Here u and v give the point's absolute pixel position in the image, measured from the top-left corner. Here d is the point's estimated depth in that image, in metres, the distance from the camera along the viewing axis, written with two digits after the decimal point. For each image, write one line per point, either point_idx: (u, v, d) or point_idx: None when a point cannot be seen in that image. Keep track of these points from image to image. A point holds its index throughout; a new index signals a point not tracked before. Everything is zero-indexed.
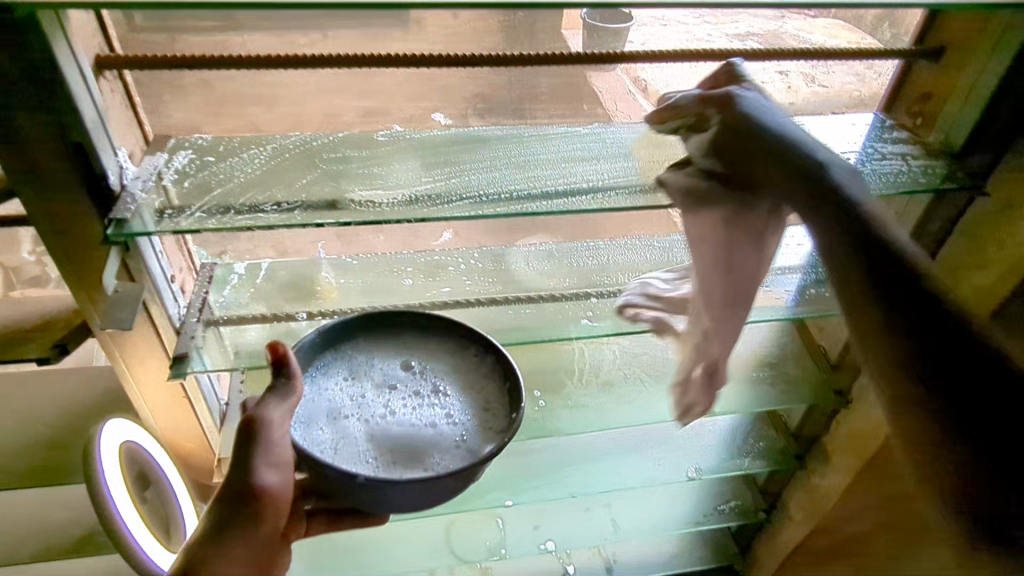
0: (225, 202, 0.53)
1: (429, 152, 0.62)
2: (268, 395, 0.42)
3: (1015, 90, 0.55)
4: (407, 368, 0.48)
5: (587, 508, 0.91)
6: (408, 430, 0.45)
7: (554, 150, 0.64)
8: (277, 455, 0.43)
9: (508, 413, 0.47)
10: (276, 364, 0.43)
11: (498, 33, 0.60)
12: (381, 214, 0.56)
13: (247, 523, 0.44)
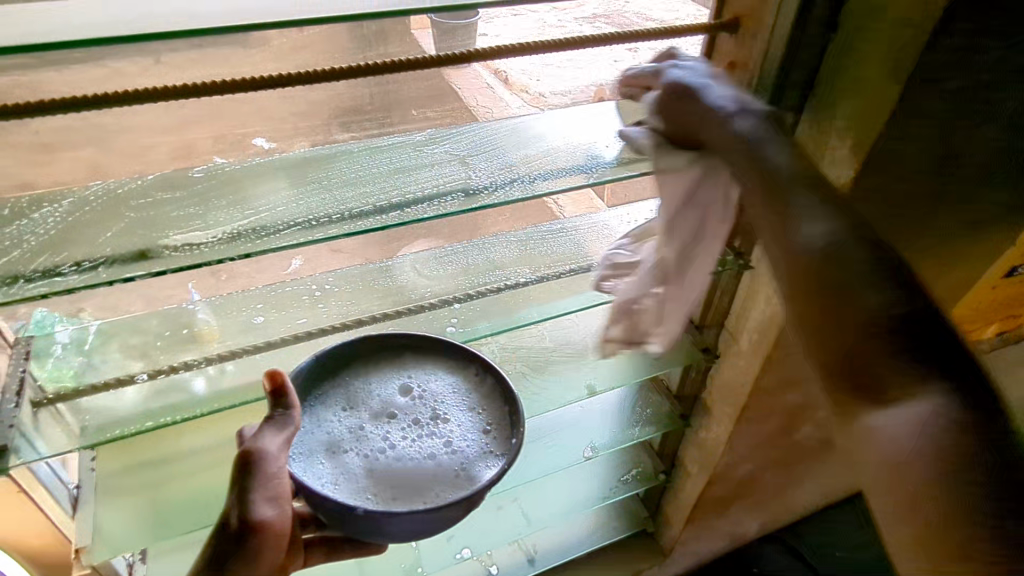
0: (13, 272, 0.43)
1: (248, 181, 0.53)
2: (265, 425, 0.44)
3: (802, 53, 0.58)
4: (406, 395, 0.52)
5: (498, 506, 0.94)
6: (409, 460, 0.48)
7: (389, 161, 0.56)
8: (275, 488, 0.44)
9: (508, 437, 0.49)
10: (275, 396, 0.45)
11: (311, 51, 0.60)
12: (189, 261, 0.45)
13: (246, 561, 0.44)
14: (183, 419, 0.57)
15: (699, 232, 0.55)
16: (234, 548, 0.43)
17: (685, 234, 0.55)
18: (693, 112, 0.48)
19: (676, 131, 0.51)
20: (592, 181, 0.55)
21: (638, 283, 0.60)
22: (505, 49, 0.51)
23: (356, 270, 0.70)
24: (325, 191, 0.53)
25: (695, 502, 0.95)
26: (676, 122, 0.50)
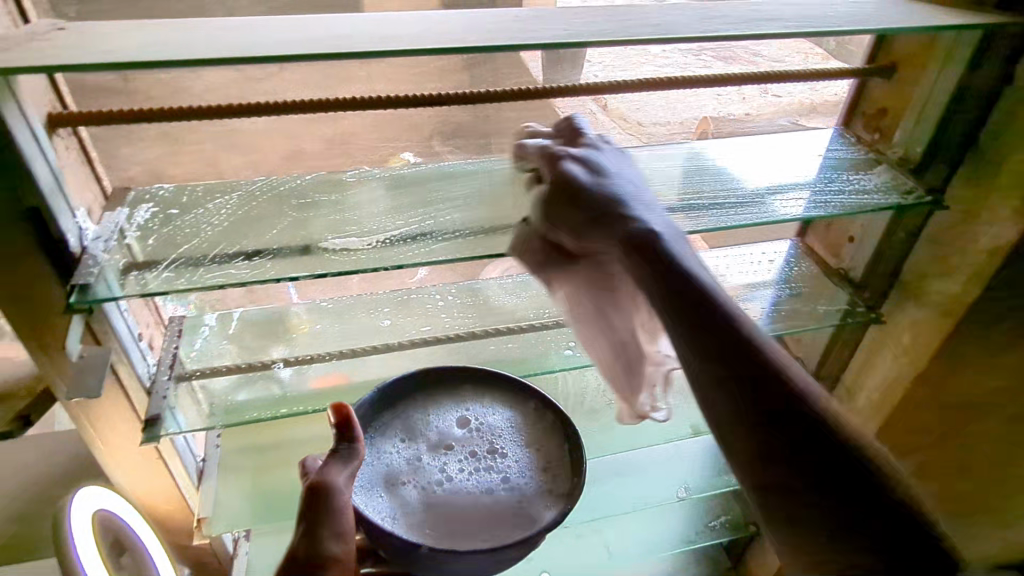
0: (194, 258, 0.49)
1: (398, 189, 0.57)
2: (332, 458, 0.45)
3: (967, 107, 0.56)
4: (463, 427, 0.54)
5: (579, 534, 0.92)
6: (464, 494, 0.50)
7: (528, 183, 0.58)
8: (343, 523, 0.42)
9: (569, 476, 0.51)
10: (340, 429, 0.45)
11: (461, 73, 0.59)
12: (346, 265, 0.49)
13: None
14: (307, 411, 0.60)
15: (612, 327, 0.49)
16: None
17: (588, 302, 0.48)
18: (576, 213, 0.43)
19: (561, 214, 0.43)
20: (690, 227, 0.56)
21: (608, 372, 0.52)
22: (630, 86, 0.55)
23: (477, 285, 0.71)
24: (467, 209, 0.55)
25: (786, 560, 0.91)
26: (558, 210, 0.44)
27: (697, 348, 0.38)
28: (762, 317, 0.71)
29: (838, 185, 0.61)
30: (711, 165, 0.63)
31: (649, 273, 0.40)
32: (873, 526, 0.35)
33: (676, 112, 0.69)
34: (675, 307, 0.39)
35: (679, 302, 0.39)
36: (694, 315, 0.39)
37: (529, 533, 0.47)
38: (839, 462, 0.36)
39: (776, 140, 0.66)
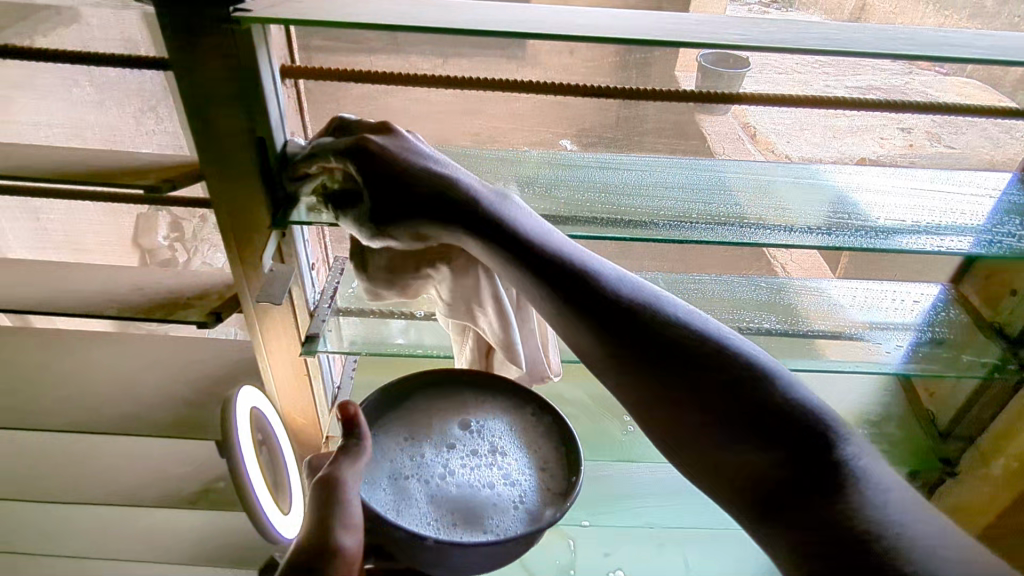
0: None
1: (552, 171, 0.63)
2: (341, 457, 0.45)
3: None
4: (464, 427, 0.53)
5: (660, 543, 0.92)
6: (467, 493, 0.49)
7: (678, 179, 0.63)
8: (352, 517, 0.42)
9: (566, 475, 0.50)
10: (347, 427, 0.46)
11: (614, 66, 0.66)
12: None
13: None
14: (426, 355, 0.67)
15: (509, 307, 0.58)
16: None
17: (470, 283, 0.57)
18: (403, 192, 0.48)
19: (401, 213, 0.48)
20: (826, 245, 0.55)
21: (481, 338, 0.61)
22: (798, 100, 0.56)
23: None
24: (611, 196, 0.60)
25: None
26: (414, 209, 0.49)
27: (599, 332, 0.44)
28: (896, 356, 0.68)
29: (1007, 230, 0.58)
30: (863, 189, 0.62)
31: (542, 269, 0.46)
32: (784, 485, 0.37)
33: (829, 147, 0.69)
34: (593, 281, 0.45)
35: (577, 285, 0.45)
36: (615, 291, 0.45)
37: (527, 526, 0.46)
38: (779, 432, 0.38)
39: (943, 178, 0.64)
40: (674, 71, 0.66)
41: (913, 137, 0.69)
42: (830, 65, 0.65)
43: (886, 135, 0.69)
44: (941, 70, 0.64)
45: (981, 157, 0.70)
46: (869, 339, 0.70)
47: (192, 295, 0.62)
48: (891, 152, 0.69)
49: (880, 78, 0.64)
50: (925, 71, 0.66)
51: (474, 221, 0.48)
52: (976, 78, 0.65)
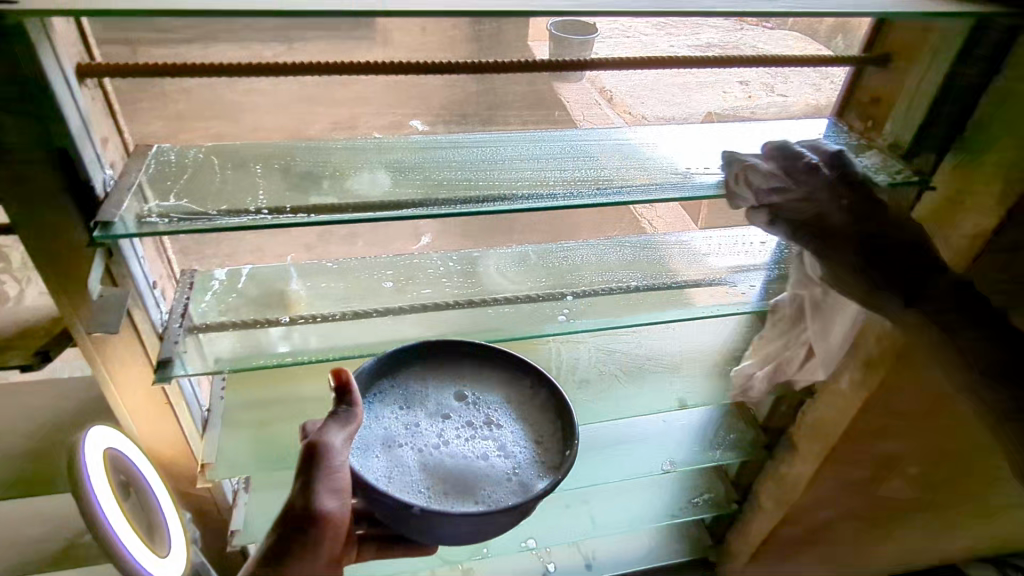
0: (197, 210, 0.51)
1: (407, 154, 0.61)
2: (329, 420, 0.47)
3: (954, 95, 0.59)
4: (460, 399, 0.54)
5: (568, 505, 1.00)
6: (463, 463, 0.50)
7: (534, 151, 0.63)
8: (337, 482, 0.47)
9: (560, 449, 0.51)
10: (339, 392, 0.48)
11: (463, 40, 0.63)
12: (353, 213, 0.53)
13: (303, 548, 0.48)
14: (302, 362, 0.63)
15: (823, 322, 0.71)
16: (297, 533, 0.48)
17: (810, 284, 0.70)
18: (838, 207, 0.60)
19: (831, 212, 0.60)
20: (677, 194, 0.58)
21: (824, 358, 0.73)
22: (635, 61, 0.57)
23: (463, 256, 0.76)
24: (470, 174, 0.60)
25: (764, 539, 0.98)
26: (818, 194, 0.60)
27: (894, 302, 0.58)
28: (752, 294, 0.75)
29: None
30: (706, 143, 0.66)
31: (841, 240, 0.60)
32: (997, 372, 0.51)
33: (680, 106, 0.71)
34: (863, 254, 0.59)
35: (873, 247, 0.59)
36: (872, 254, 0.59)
37: (522, 498, 0.47)
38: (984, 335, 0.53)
39: (773, 127, 0.69)
40: (527, 41, 0.65)
41: (749, 89, 0.73)
42: (672, 25, 0.67)
43: (727, 90, 0.72)
44: (773, 26, 0.66)
45: (807, 105, 0.73)
46: (728, 283, 0.75)
47: (13, 332, 0.55)
48: (736, 105, 0.71)
49: (718, 36, 0.67)
50: (752, 26, 0.68)
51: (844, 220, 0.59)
52: (795, 31, 0.66)
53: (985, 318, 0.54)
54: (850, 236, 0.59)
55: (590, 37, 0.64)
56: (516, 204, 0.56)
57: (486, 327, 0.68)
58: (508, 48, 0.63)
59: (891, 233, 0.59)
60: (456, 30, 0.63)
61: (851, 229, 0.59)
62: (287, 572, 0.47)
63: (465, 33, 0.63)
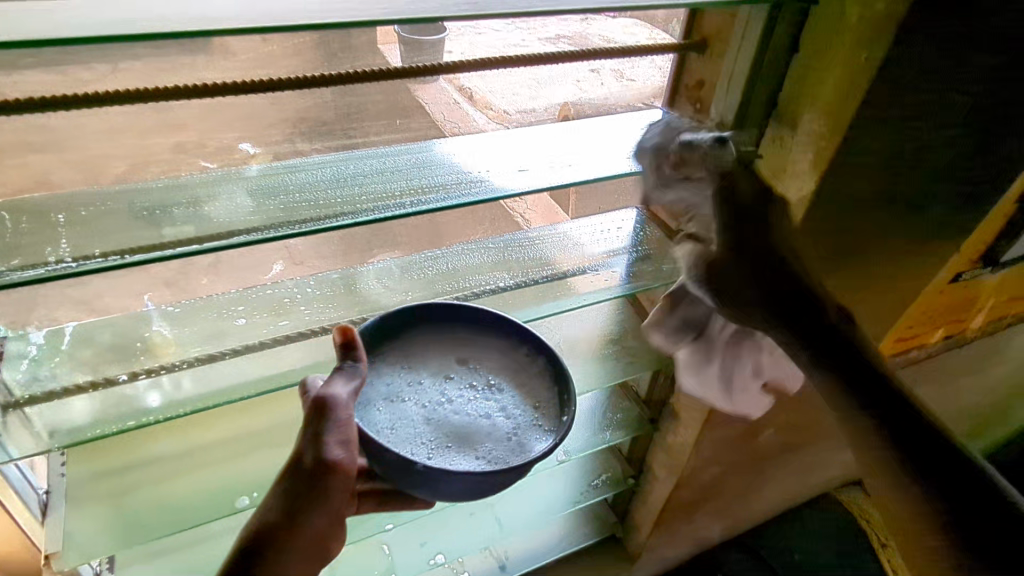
0: None
1: (247, 183, 0.57)
2: (336, 373, 0.49)
3: (763, 74, 0.62)
4: (463, 363, 0.58)
5: (472, 512, 1.02)
6: (466, 422, 0.54)
7: (378, 165, 0.61)
8: (345, 433, 0.48)
9: (559, 416, 0.55)
10: (344, 346, 0.49)
11: (313, 49, 0.61)
12: (177, 249, 0.49)
13: (317, 495, 0.49)
14: (164, 419, 0.60)
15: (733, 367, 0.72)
16: (308, 484, 0.49)
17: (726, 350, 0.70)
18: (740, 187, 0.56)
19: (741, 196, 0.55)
20: (525, 188, 0.58)
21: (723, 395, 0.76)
22: (465, 66, 0.55)
23: (325, 279, 0.73)
24: (313, 194, 0.57)
25: (663, 507, 1.03)
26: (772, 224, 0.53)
27: (849, 399, 0.52)
28: (618, 280, 0.76)
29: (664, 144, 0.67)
30: (551, 137, 0.67)
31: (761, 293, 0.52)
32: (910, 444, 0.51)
33: (539, 96, 0.74)
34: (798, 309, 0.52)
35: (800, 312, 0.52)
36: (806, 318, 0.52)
37: (518, 458, 0.52)
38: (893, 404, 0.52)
39: (613, 120, 0.71)
40: (377, 45, 0.64)
41: (600, 75, 0.77)
42: (524, 21, 0.69)
43: (579, 77, 0.76)
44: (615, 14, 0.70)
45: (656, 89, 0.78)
46: (595, 271, 0.77)
47: None
48: (592, 93, 0.75)
49: (567, 27, 0.68)
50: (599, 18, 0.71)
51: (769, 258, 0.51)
52: (637, 19, 0.72)
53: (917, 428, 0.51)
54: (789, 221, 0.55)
55: (439, 39, 0.64)
56: (362, 215, 0.54)
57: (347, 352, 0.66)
58: (357, 54, 0.63)
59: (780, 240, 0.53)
60: (301, 40, 0.61)
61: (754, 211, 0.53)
62: (303, 520, 0.49)
63: (316, 40, 0.62)
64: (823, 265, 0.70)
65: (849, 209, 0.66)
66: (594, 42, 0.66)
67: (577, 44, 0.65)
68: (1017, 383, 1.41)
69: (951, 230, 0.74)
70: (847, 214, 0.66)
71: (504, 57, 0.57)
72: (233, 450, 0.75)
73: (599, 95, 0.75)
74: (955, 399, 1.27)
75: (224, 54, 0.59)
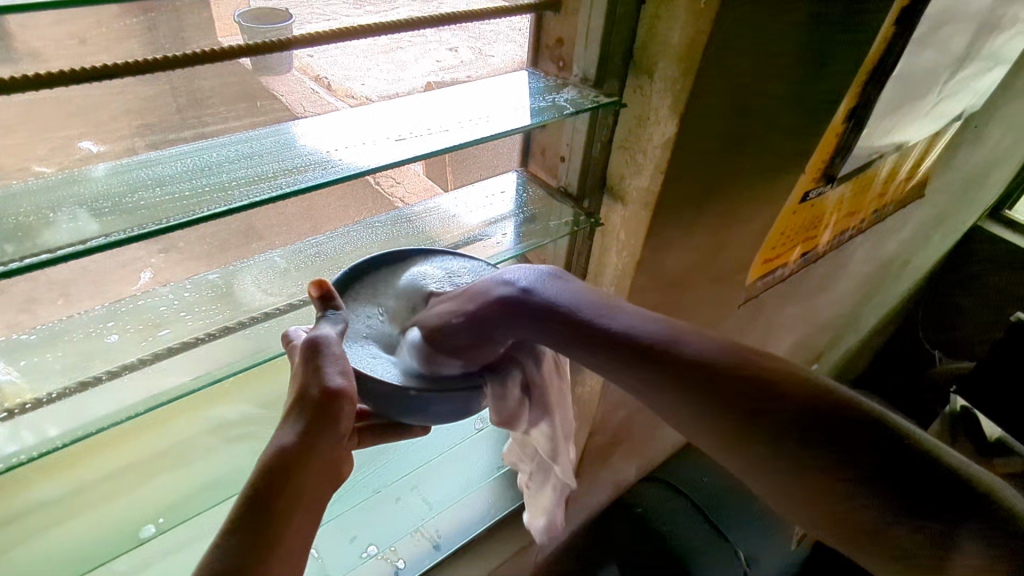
0: None
1: (94, 186, 0.52)
2: (322, 320, 0.54)
3: (617, 27, 0.64)
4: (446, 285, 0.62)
5: (398, 497, 1.08)
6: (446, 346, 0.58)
7: (245, 150, 0.58)
8: (342, 362, 0.52)
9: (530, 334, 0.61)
10: (323, 298, 0.54)
11: (140, 34, 0.56)
12: (23, 262, 0.44)
13: (326, 424, 0.52)
14: (36, 458, 0.55)
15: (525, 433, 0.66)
16: (316, 414, 0.51)
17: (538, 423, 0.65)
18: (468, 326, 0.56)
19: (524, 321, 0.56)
20: (409, 158, 0.57)
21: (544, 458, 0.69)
22: (327, 36, 0.52)
23: (197, 282, 0.68)
24: (173, 186, 0.53)
25: (581, 455, 1.08)
26: (533, 323, 0.56)
27: (747, 418, 0.50)
28: (507, 241, 0.78)
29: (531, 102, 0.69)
30: (423, 105, 0.66)
31: (596, 340, 0.54)
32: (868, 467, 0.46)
33: (402, 80, 0.71)
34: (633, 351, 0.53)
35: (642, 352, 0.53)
36: (622, 350, 0.53)
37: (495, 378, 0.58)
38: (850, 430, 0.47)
39: (482, 84, 0.71)
40: (217, 41, 0.57)
41: (460, 55, 0.74)
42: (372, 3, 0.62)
43: (438, 59, 0.73)
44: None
45: (513, 61, 0.79)
46: (484, 237, 0.78)
47: None
48: (451, 73, 0.73)
49: (419, 8, 0.63)
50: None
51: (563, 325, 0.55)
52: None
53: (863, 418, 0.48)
54: (533, 319, 0.56)
55: (286, 25, 0.58)
56: (240, 200, 0.52)
57: (232, 358, 0.64)
58: (189, 40, 0.56)
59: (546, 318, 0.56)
60: (128, 24, 0.56)
61: (507, 319, 0.56)
62: (318, 439, 0.52)
63: (142, 26, 0.56)
64: (691, 202, 0.76)
65: (710, 147, 0.71)
66: (440, 11, 0.63)
67: (423, 11, 0.63)
68: (863, 291, 1.60)
69: (793, 158, 0.83)
70: (708, 151, 0.72)
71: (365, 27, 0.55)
72: (129, 477, 0.71)
73: (456, 69, 0.73)
74: (813, 312, 1.43)
75: (37, 47, 0.52)
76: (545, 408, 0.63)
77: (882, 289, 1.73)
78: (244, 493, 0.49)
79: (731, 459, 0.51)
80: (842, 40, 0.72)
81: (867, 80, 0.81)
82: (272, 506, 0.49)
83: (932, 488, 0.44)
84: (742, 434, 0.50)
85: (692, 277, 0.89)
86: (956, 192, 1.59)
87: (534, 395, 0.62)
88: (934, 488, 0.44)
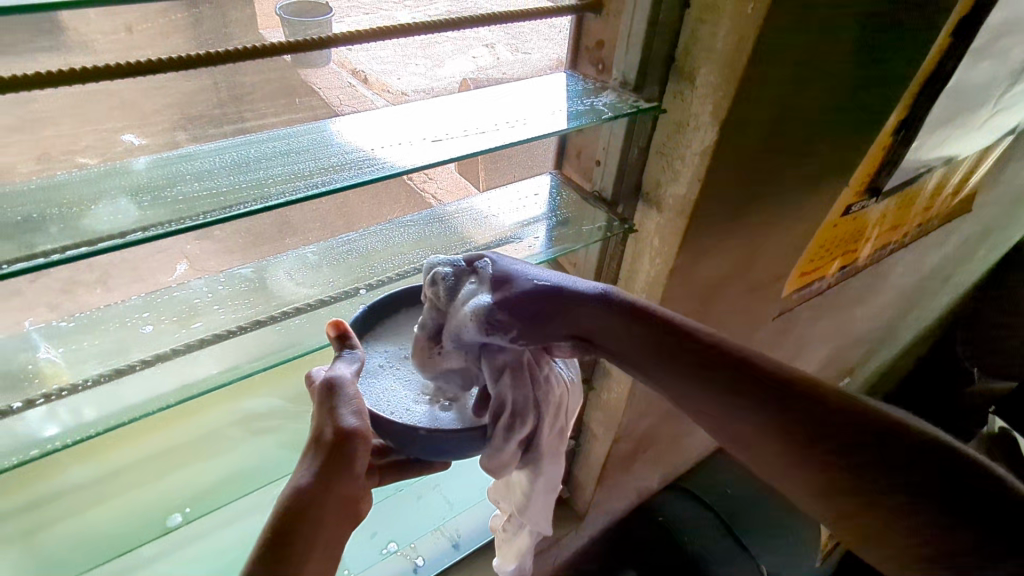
0: None
1: (134, 180, 0.53)
2: (336, 360, 0.57)
3: (659, 32, 0.63)
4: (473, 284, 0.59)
5: (418, 495, 1.08)
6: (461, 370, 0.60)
7: (282, 146, 0.58)
8: (358, 403, 0.54)
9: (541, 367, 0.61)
10: (341, 338, 0.57)
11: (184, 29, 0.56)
12: (62, 254, 0.44)
13: (342, 464, 0.54)
14: (70, 443, 0.56)
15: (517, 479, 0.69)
16: (333, 455, 0.54)
17: (526, 474, 0.67)
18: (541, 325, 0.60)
19: (599, 323, 0.62)
20: (441, 159, 0.57)
21: (527, 506, 0.71)
22: (367, 34, 0.52)
23: (230, 277, 0.69)
24: (210, 182, 0.53)
25: (603, 462, 1.07)
26: (607, 325, 0.62)
27: (813, 451, 0.55)
28: (539, 246, 0.78)
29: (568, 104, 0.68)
30: (459, 105, 0.65)
31: (670, 337, 0.61)
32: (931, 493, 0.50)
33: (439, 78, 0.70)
34: (712, 363, 0.59)
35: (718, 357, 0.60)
36: (688, 348, 0.61)
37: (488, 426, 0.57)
38: (916, 461, 0.52)
39: (520, 85, 0.70)
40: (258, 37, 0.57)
41: (497, 52, 0.73)
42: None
43: (477, 57, 0.72)
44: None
45: (550, 60, 0.78)
46: (516, 240, 0.78)
47: None
48: (488, 74, 0.72)
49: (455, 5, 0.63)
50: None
51: (643, 324, 0.62)
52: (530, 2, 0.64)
53: (910, 433, 0.53)
54: (604, 323, 0.62)
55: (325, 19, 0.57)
56: (276, 198, 0.52)
57: (262, 352, 0.65)
58: (231, 35, 0.57)
59: (629, 318, 0.62)
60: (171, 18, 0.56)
61: (587, 317, 0.61)
62: (334, 479, 0.54)
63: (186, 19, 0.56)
64: (729, 211, 0.74)
65: (751, 155, 0.69)
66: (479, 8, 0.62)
67: (462, 7, 0.62)
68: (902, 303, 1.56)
69: (837, 168, 0.80)
70: (749, 159, 0.70)
71: (404, 25, 0.54)
72: (160, 464, 0.72)
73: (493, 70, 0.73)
74: (850, 323, 1.39)
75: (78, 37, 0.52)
76: (537, 462, 0.64)
77: (922, 303, 1.68)
78: (267, 535, 0.50)
79: (784, 475, 0.57)
80: (894, 49, 0.69)
81: (917, 90, 0.78)
82: (294, 541, 0.50)
83: (976, 497, 0.49)
84: (807, 464, 0.55)
85: (725, 287, 0.88)
86: (1006, 205, 1.53)
87: (532, 450, 0.63)
88: (980, 499, 0.49)
